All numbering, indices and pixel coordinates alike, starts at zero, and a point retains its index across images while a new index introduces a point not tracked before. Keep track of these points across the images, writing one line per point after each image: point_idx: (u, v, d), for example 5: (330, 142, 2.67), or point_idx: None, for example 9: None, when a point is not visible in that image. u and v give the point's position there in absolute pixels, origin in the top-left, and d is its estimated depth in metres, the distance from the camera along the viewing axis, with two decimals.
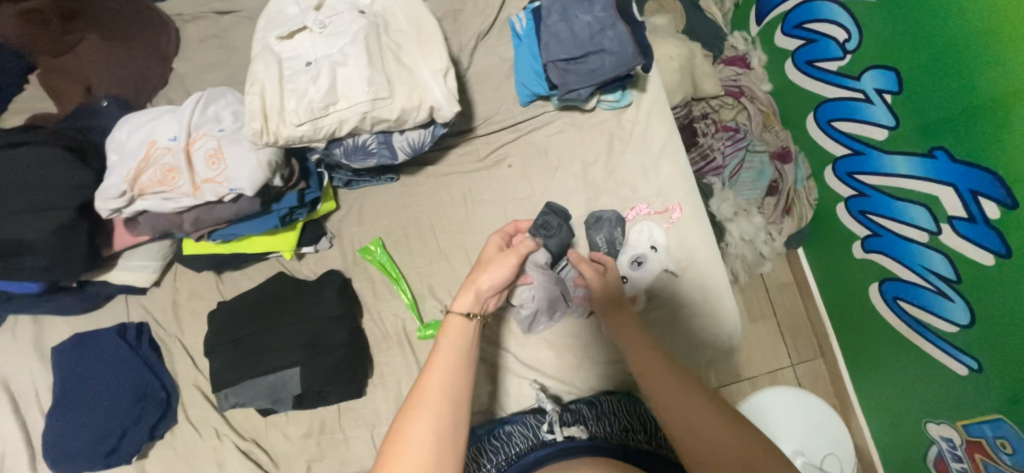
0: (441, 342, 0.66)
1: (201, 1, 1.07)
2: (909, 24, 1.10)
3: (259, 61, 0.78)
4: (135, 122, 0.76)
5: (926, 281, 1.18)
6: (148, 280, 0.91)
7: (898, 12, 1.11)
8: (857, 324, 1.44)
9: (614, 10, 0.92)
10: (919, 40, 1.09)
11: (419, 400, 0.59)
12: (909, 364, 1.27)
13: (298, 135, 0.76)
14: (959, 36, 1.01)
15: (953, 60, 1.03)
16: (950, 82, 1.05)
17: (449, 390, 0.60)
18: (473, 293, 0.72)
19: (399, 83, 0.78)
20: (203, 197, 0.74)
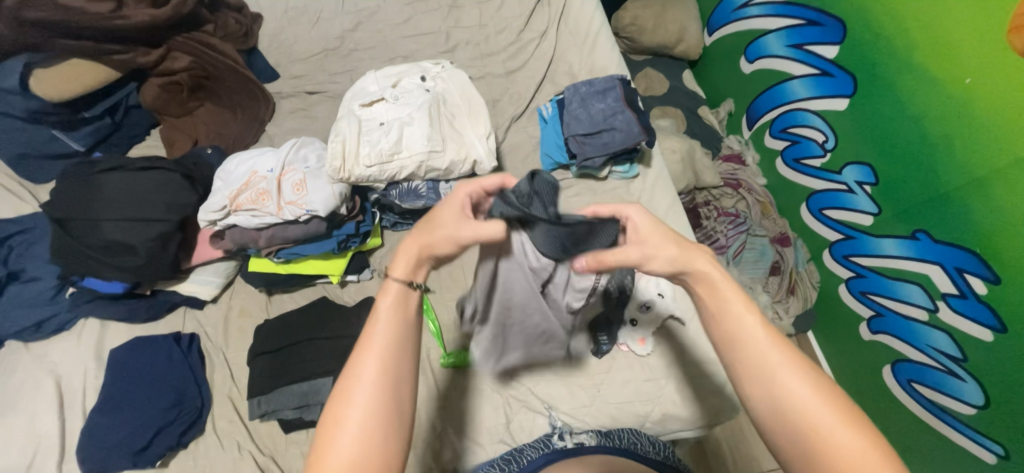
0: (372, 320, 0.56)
1: (297, 84, 1.36)
2: (869, 128, 1.31)
3: (343, 121, 1.01)
4: (242, 158, 0.95)
5: (934, 361, 1.24)
6: (210, 294, 1.04)
7: (860, 118, 1.33)
8: (869, 401, 1.46)
9: (623, 101, 1.15)
10: (881, 141, 1.28)
11: (347, 393, 0.51)
12: (931, 447, 1.30)
13: (367, 174, 0.95)
14: (913, 136, 1.20)
15: (911, 155, 1.21)
16: (912, 174, 1.22)
17: (391, 360, 0.53)
18: (412, 257, 0.60)
19: (451, 142, 0.99)
20: (284, 216, 0.90)
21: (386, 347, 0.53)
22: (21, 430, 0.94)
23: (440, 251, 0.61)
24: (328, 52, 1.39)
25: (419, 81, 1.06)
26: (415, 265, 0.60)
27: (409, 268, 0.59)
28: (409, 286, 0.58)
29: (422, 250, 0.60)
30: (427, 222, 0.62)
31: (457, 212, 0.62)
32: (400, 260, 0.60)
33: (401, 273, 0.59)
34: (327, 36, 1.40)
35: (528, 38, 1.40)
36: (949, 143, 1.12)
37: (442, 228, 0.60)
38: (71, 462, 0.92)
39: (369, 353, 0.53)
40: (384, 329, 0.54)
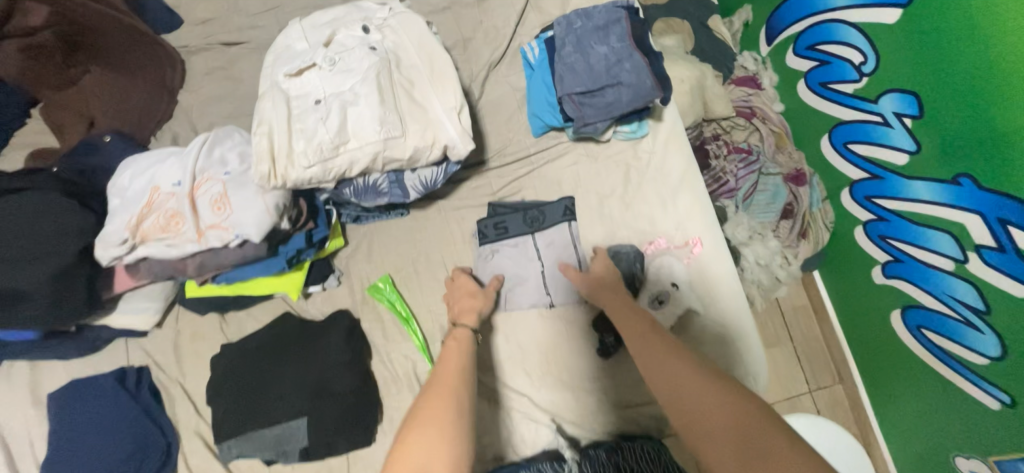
0: (450, 345, 0.77)
1: (207, 33, 1.05)
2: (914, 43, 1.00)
3: (266, 100, 0.76)
4: (139, 167, 0.72)
5: (951, 310, 1.04)
6: (148, 323, 0.87)
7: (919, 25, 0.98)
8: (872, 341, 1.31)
9: (630, 40, 0.89)
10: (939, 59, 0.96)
11: (435, 395, 0.65)
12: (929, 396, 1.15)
13: (307, 177, 0.73)
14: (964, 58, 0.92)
15: (959, 82, 0.93)
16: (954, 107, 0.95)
17: (464, 366, 0.72)
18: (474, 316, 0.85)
19: (412, 122, 0.76)
20: (207, 243, 0.70)
21: (460, 362, 0.72)
22: None
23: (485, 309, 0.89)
24: None
25: (360, 33, 0.79)
26: (473, 320, 0.84)
27: (472, 319, 0.84)
28: (475, 332, 0.82)
29: (473, 311, 0.87)
30: (458, 295, 0.90)
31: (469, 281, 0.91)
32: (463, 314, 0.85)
33: (468, 322, 0.84)
34: None
35: None
36: (1005, 70, 0.85)
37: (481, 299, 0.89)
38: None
39: (449, 361, 0.72)
40: (453, 355, 0.74)
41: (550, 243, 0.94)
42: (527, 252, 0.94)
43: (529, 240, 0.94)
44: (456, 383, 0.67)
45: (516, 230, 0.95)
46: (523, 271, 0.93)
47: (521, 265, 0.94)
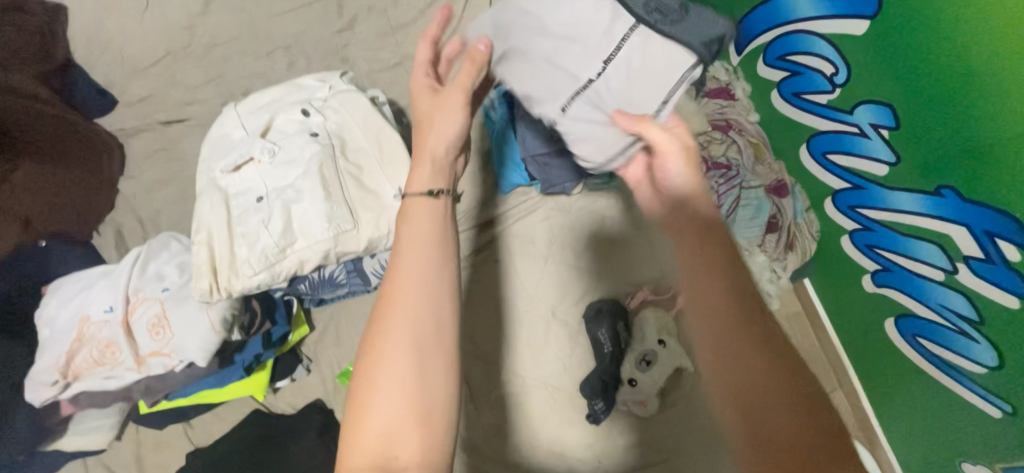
0: (403, 228, 0.59)
1: (145, 112, 1.00)
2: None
3: (203, 201, 0.70)
4: (67, 294, 0.67)
5: (943, 318, 0.87)
6: (104, 440, 0.81)
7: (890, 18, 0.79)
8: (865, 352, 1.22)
9: None
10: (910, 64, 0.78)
11: (381, 337, 0.51)
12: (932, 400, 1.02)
13: (254, 285, 0.67)
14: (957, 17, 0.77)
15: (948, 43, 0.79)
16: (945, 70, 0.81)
17: (424, 294, 0.53)
18: (428, 164, 0.65)
19: (364, 211, 0.70)
20: (150, 371, 0.65)
21: (423, 276, 0.54)
22: None
23: (446, 146, 0.67)
24: (177, 59, 1.00)
25: (300, 118, 0.74)
26: (429, 180, 0.63)
27: (423, 182, 0.62)
28: (436, 195, 0.61)
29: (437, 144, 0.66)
30: (420, 124, 0.68)
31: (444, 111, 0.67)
32: (417, 171, 0.64)
33: (420, 187, 0.62)
34: (169, 28, 0.98)
35: None
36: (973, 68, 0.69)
37: (440, 123, 0.67)
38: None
39: (405, 282, 0.54)
40: (423, 256, 0.55)
41: (635, 64, 0.68)
42: (587, 55, 0.70)
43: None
44: (410, 325, 0.52)
45: (585, 46, 0.70)
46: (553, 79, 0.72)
47: (572, 62, 0.71)
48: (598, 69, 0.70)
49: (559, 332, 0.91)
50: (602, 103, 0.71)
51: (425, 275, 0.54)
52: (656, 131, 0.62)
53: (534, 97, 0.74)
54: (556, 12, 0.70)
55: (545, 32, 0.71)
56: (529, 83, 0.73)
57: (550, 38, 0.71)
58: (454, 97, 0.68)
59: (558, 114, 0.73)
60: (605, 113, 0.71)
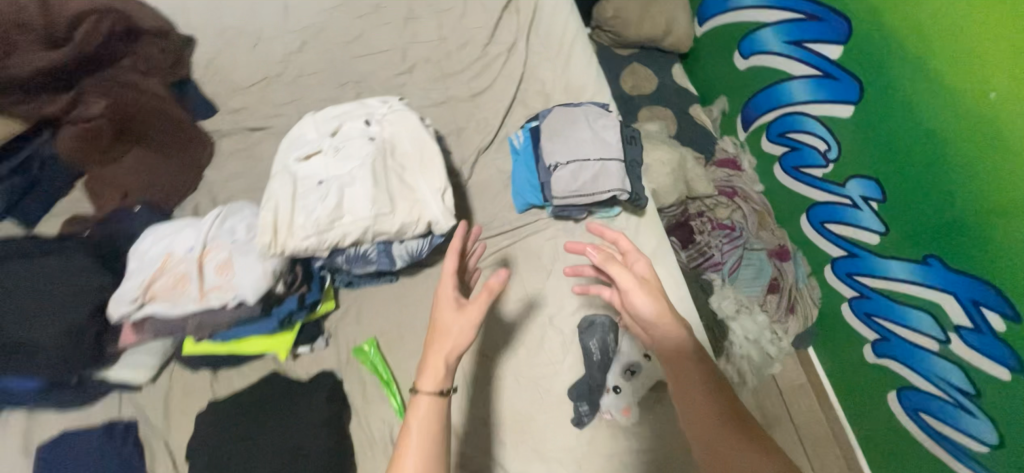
0: (412, 426, 0.70)
1: (238, 119, 1.23)
2: (881, 83, 1.02)
3: (277, 179, 0.88)
4: (159, 234, 0.84)
5: (942, 391, 1.04)
6: (145, 377, 0.93)
7: (867, 120, 1.08)
8: (867, 417, 1.28)
9: (615, 133, 1.03)
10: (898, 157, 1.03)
11: None
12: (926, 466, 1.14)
13: (304, 246, 0.82)
14: (943, 104, 0.91)
15: (898, 144, 1.02)
16: (921, 152, 0.97)
17: (424, 464, 0.67)
18: (441, 367, 0.73)
19: (401, 201, 0.86)
20: (208, 303, 0.79)
21: (422, 450, 0.68)
22: None
23: (454, 350, 0.75)
24: (270, 82, 1.25)
25: (362, 126, 0.93)
26: (439, 379, 0.73)
27: (437, 380, 0.73)
28: (445, 396, 0.72)
29: (441, 356, 0.74)
30: (436, 332, 0.76)
31: (452, 311, 0.76)
32: (428, 375, 0.72)
33: (429, 384, 0.72)
34: (269, 62, 1.26)
35: (494, 52, 1.26)
36: (943, 160, 0.93)
37: (455, 327, 0.75)
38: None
39: (406, 456, 0.68)
40: (424, 436, 0.69)
41: (601, 165, 0.99)
42: (595, 148, 1.01)
43: (610, 130, 1.04)
44: None
45: (585, 148, 1.01)
46: (557, 149, 1.02)
47: (583, 148, 1.01)
48: (598, 157, 1.00)
49: (553, 340, 1.00)
50: (580, 175, 0.99)
51: (424, 448, 0.68)
52: (624, 278, 0.82)
53: (541, 151, 1.04)
54: (581, 121, 1.05)
55: (572, 124, 1.04)
56: (554, 145, 1.02)
57: (576, 128, 1.04)
58: (477, 300, 0.76)
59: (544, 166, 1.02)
60: (569, 181, 0.99)
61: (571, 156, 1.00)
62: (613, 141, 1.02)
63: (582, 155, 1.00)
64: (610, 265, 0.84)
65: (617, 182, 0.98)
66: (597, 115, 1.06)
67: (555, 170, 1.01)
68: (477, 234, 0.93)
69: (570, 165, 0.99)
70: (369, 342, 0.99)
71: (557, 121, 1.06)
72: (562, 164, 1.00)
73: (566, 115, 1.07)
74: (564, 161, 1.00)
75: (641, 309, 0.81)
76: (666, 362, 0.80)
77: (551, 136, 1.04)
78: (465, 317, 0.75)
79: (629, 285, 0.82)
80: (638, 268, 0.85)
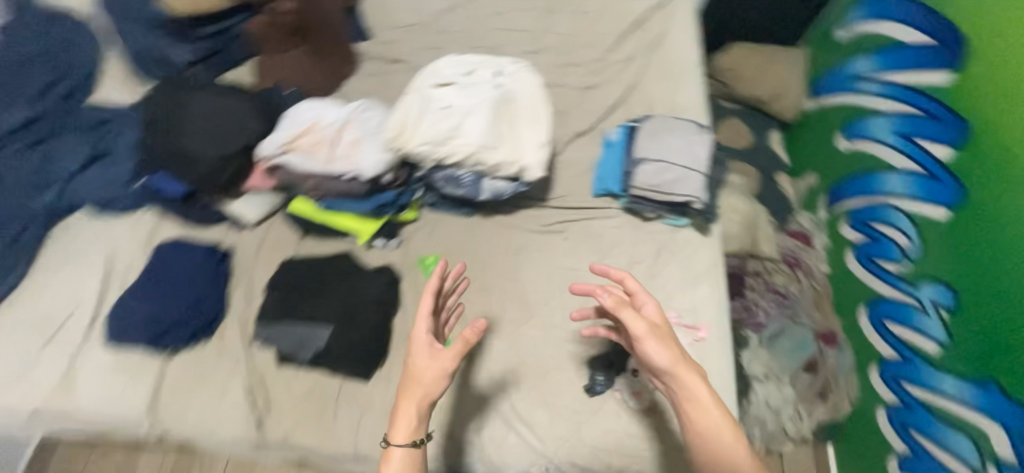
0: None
1: (384, 47, 1.41)
2: (986, 193, 0.98)
3: (413, 92, 1.04)
4: (312, 105, 1.02)
5: None
6: (253, 219, 1.11)
7: (960, 228, 1.04)
8: None
9: (706, 149, 1.12)
10: (988, 275, 0.98)
11: None
12: None
13: (419, 151, 0.97)
14: None
15: (989, 263, 0.97)
16: (1010, 276, 0.93)
17: None
18: (414, 412, 0.81)
19: (507, 143, 1.00)
20: (334, 168, 0.96)
21: None
22: (72, 286, 1.10)
23: (427, 396, 0.83)
24: (420, 27, 1.44)
25: (493, 73, 1.07)
26: (411, 430, 0.81)
27: (409, 432, 0.81)
28: (418, 446, 0.81)
29: (419, 400, 0.82)
30: (411, 380, 0.83)
31: (425, 358, 0.83)
32: (401, 428, 0.81)
33: (401, 437, 0.81)
34: (425, 13, 1.46)
35: (615, 59, 1.39)
36: None
37: (428, 379, 0.82)
38: (118, 345, 1.03)
39: None
40: None
41: (684, 171, 1.09)
42: (683, 157, 1.10)
43: (702, 146, 1.12)
44: None
45: (674, 154, 1.11)
46: (648, 149, 1.13)
47: (673, 154, 1.11)
48: (683, 164, 1.09)
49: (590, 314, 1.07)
50: (663, 175, 1.09)
51: None
52: (637, 324, 0.84)
53: (633, 146, 1.15)
54: (677, 131, 1.14)
55: (669, 131, 1.14)
56: (647, 144, 1.13)
57: (671, 136, 1.14)
58: (451, 350, 0.84)
59: (632, 159, 1.13)
60: (650, 177, 1.09)
61: (659, 158, 1.11)
62: (702, 156, 1.11)
63: (670, 159, 1.10)
64: (623, 309, 0.87)
65: (694, 190, 1.08)
66: (694, 130, 1.14)
67: (641, 164, 1.11)
68: (460, 270, 0.97)
69: (655, 163, 1.10)
70: (432, 258, 1.11)
71: (656, 126, 1.16)
72: (648, 161, 1.11)
73: (665, 124, 1.16)
74: (651, 159, 1.11)
75: (653, 358, 0.83)
76: (681, 408, 0.82)
77: (646, 137, 1.15)
78: (434, 371, 0.82)
79: (641, 331, 0.85)
80: (650, 313, 0.89)
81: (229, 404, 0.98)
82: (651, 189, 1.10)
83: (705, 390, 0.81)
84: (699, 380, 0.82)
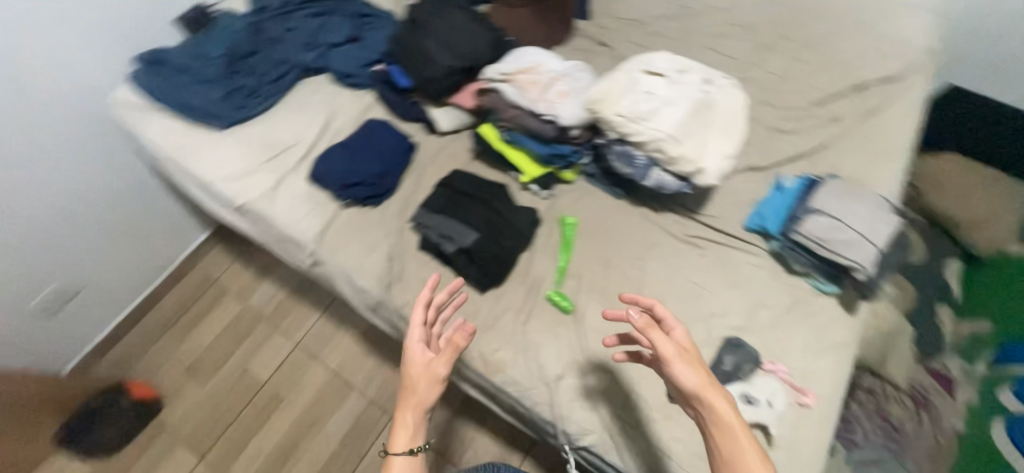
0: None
1: (597, 31, 1.53)
2: None
3: (624, 70, 1.13)
4: (537, 51, 1.17)
5: None
6: (445, 127, 1.29)
7: None
8: None
9: (890, 226, 1.06)
10: None
11: None
12: None
13: (611, 120, 1.06)
14: None
15: None
16: None
17: None
18: (415, 414, 0.87)
19: (693, 142, 1.05)
20: (536, 107, 1.09)
21: None
22: (298, 125, 1.37)
23: (426, 402, 0.88)
24: (637, 23, 1.53)
25: (702, 78, 1.12)
26: (410, 438, 0.86)
27: (405, 440, 0.86)
28: (415, 453, 0.86)
29: (419, 405, 0.87)
30: (407, 388, 0.89)
31: (418, 366, 0.89)
32: (399, 437, 0.86)
33: (401, 443, 0.86)
34: (646, 11, 1.54)
35: (817, 114, 1.35)
36: None
37: (422, 387, 0.88)
38: (314, 182, 1.27)
39: None
40: None
41: (859, 237, 1.04)
42: (863, 224, 1.05)
43: (886, 222, 1.06)
44: None
45: (853, 217, 1.06)
46: (827, 203, 1.09)
47: (852, 217, 1.06)
48: (860, 231, 1.05)
49: (697, 331, 1.07)
50: (833, 232, 1.05)
51: None
52: (666, 348, 0.79)
53: (810, 196, 1.12)
54: (864, 198, 1.09)
55: (854, 196, 1.10)
56: (827, 199, 1.10)
57: (856, 200, 1.09)
58: (442, 355, 0.89)
59: (804, 207, 1.11)
60: (820, 230, 1.06)
61: (835, 216, 1.07)
62: (883, 231, 1.05)
63: (847, 221, 1.06)
64: (652, 332, 0.81)
65: (863, 259, 1.03)
66: (881, 204, 1.09)
67: (814, 215, 1.08)
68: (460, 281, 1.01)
69: (830, 219, 1.07)
70: (572, 219, 1.18)
71: (841, 186, 1.12)
72: (823, 214, 1.08)
73: (852, 188, 1.12)
74: (826, 213, 1.07)
75: (680, 381, 0.78)
76: (707, 432, 0.77)
77: (828, 192, 1.11)
78: (427, 377, 0.88)
79: (668, 355, 0.79)
80: (680, 337, 0.83)
81: (373, 261, 1.16)
82: (813, 241, 1.06)
83: (733, 416, 0.76)
84: (727, 405, 0.76)
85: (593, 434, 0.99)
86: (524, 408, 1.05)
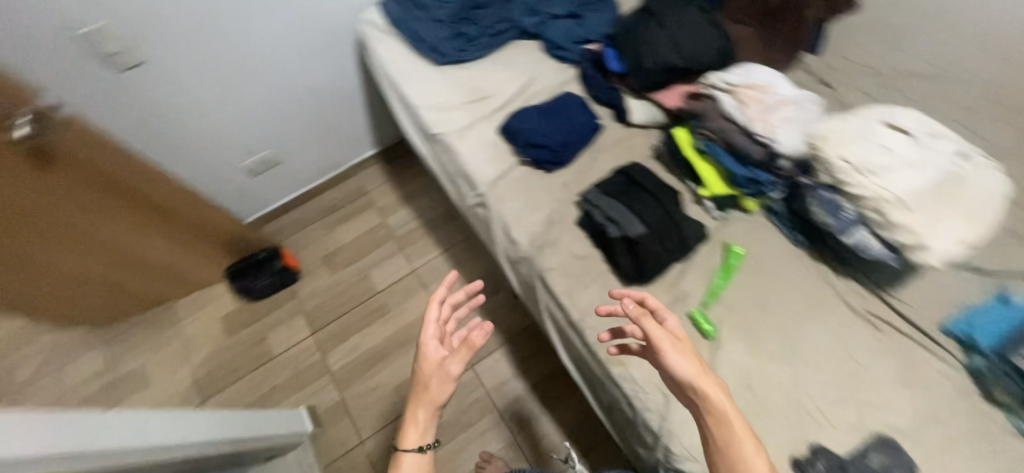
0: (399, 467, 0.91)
1: (824, 69, 1.41)
2: None
3: (863, 114, 1.03)
4: (769, 72, 1.14)
5: None
6: (637, 120, 1.31)
7: None
8: None
9: None
10: None
11: None
12: None
13: (833, 161, 0.98)
14: None
15: None
16: None
17: None
18: (428, 410, 0.92)
19: (924, 213, 0.93)
20: (751, 125, 1.07)
21: None
22: (500, 79, 1.48)
23: (438, 400, 0.93)
24: (874, 73, 1.38)
25: (957, 148, 0.98)
26: (420, 435, 0.91)
27: (415, 436, 0.91)
28: (425, 448, 0.91)
29: (430, 404, 0.92)
30: (420, 385, 0.94)
31: (427, 367, 0.93)
32: (410, 433, 0.91)
33: (411, 439, 0.91)
34: (889, 64, 1.38)
35: None
36: None
37: (435, 387, 0.92)
38: (500, 134, 1.37)
39: None
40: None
41: None
42: None
43: None
44: None
45: None
46: None
47: None
48: None
49: (846, 412, 0.97)
50: None
51: None
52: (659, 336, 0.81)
53: None
54: None
55: None
56: None
57: None
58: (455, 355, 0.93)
59: None
60: None
61: None
62: None
63: None
64: (645, 320, 0.84)
65: None
66: None
67: None
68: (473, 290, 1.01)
69: None
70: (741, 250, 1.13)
71: None
72: None
73: None
74: None
75: (673, 371, 0.81)
76: (705, 425, 0.78)
77: None
78: (439, 378, 0.92)
79: (660, 344, 0.82)
80: (674, 327, 0.85)
81: (532, 220, 1.23)
82: None
83: (731, 407, 0.77)
84: (722, 394, 0.78)
85: (698, 464, 0.97)
86: (630, 408, 1.05)
